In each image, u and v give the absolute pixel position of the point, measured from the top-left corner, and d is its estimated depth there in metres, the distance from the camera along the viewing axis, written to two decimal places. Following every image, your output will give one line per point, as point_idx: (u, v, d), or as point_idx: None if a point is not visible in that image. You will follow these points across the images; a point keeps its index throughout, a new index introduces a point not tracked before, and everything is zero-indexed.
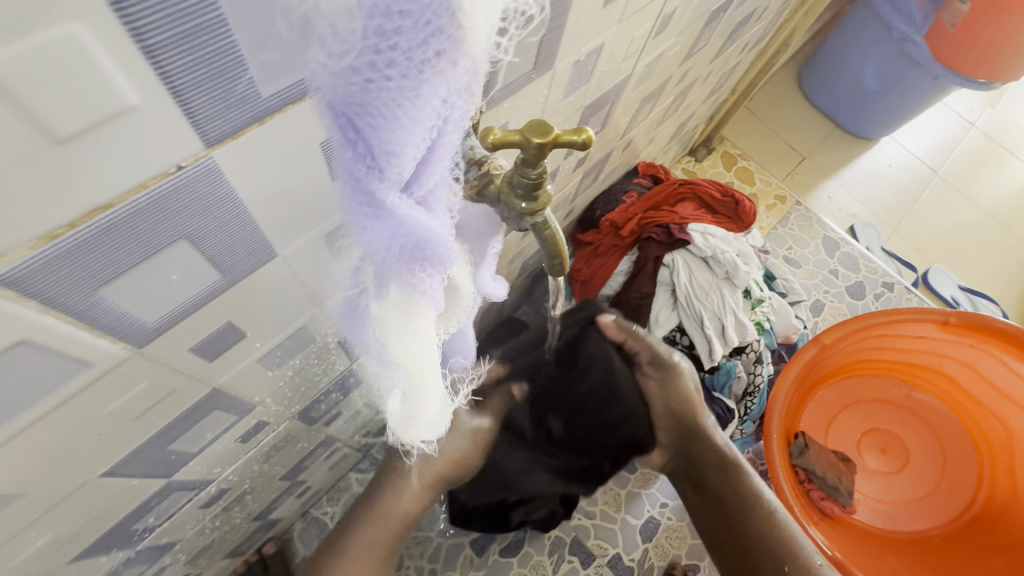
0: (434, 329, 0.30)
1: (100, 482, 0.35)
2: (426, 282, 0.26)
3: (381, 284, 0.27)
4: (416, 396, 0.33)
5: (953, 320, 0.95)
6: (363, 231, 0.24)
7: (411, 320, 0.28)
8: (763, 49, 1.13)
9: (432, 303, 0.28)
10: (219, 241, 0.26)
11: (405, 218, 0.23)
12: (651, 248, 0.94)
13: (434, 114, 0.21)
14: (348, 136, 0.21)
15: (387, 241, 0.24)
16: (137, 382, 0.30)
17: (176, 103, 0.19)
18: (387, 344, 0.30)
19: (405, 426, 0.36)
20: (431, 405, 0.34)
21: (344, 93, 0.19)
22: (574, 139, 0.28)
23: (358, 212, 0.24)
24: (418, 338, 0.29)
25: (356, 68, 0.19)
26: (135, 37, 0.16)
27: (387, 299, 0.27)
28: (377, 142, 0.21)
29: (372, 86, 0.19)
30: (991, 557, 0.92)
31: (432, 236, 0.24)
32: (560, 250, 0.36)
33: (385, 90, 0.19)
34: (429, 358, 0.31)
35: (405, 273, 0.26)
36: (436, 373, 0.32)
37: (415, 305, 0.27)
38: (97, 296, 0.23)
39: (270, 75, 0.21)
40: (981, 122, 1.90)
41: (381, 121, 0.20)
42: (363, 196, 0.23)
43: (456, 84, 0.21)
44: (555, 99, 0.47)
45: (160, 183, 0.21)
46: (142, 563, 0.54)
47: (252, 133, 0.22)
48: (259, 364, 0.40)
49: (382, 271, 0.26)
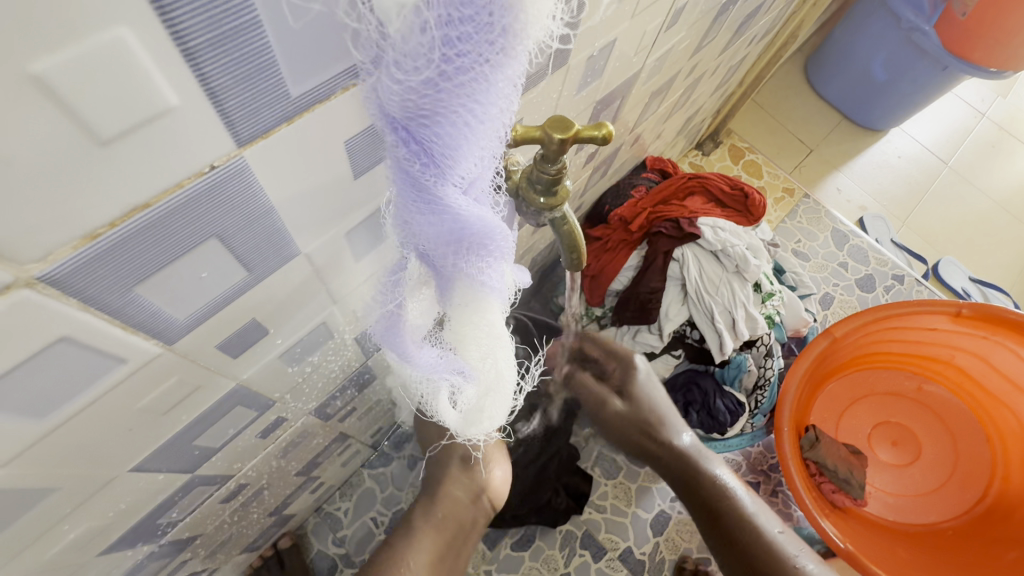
0: (503, 320, 0.30)
1: (129, 477, 0.36)
2: (490, 276, 0.27)
3: (447, 284, 0.28)
4: (489, 389, 0.34)
5: (965, 312, 0.94)
6: (425, 236, 0.25)
7: (479, 316, 0.29)
8: (772, 41, 1.12)
9: (500, 297, 0.28)
10: (247, 238, 0.26)
11: (469, 219, 0.24)
12: (661, 242, 0.94)
13: (495, 116, 0.22)
14: (414, 147, 0.21)
15: (450, 245, 0.25)
16: (166, 378, 0.30)
17: (211, 104, 0.19)
18: (460, 342, 0.31)
19: (474, 422, 0.37)
20: (505, 396, 0.35)
21: (413, 107, 0.20)
22: (594, 133, 0.28)
23: (422, 219, 0.24)
24: (491, 330, 0.30)
25: (431, 79, 0.19)
26: (175, 39, 0.17)
27: (455, 297, 0.28)
28: (441, 148, 0.21)
29: (440, 94, 0.20)
30: (1004, 551, 0.91)
31: (494, 236, 0.25)
32: (578, 244, 0.36)
33: (454, 96, 0.20)
34: (503, 351, 0.32)
35: (468, 273, 0.26)
36: (510, 365, 0.33)
37: (482, 299, 0.28)
38: (133, 294, 0.23)
39: (301, 73, 0.21)
40: (991, 112, 1.88)
41: (447, 128, 0.21)
42: (426, 203, 0.23)
43: (518, 83, 0.22)
44: (568, 95, 0.47)
45: (196, 183, 0.21)
46: (163, 558, 0.55)
47: (281, 132, 0.23)
48: (280, 360, 0.41)
49: (446, 273, 0.27)
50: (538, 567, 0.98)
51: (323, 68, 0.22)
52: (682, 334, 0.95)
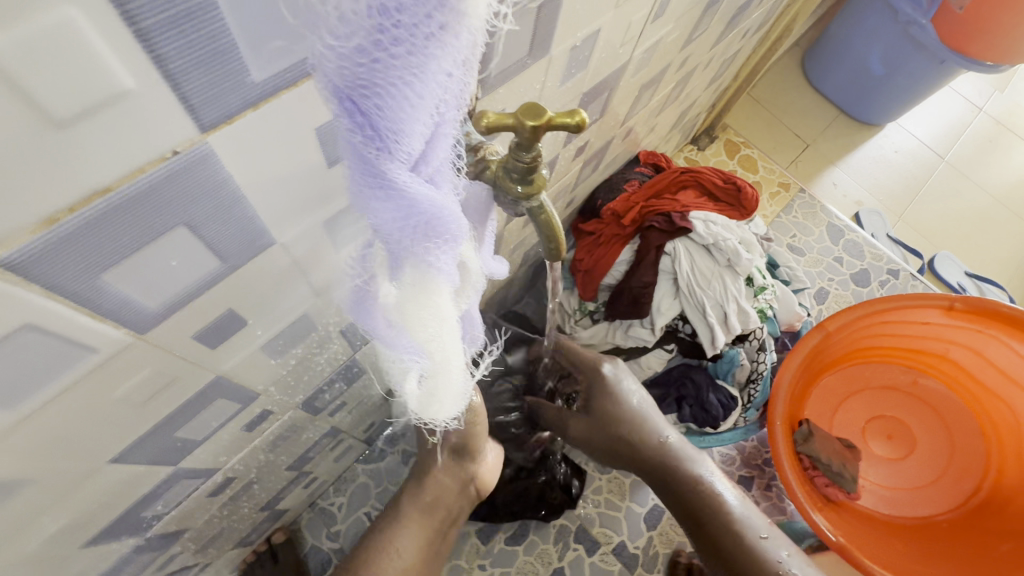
0: (450, 302, 0.30)
1: (109, 469, 0.36)
2: (440, 257, 0.26)
3: (396, 264, 0.27)
4: (438, 373, 0.34)
5: (959, 306, 0.94)
6: (373, 213, 0.24)
7: (429, 298, 0.28)
8: (766, 35, 1.12)
9: (447, 278, 0.28)
10: (218, 227, 0.26)
11: (418, 197, 0.23)
12: (653, 236, 0.93)
13: (437, 89, 0.21)
14: (357, 121, 0.20)
15: (398, 223, 0.24)
16: (141, 368, 0.30)
17: (170, 88, 0.19)
18: (406, 323, 0.30)
19: (428, 406, 0.37)
20: (453, 380, 0.35)
21: (351, 76, 0.19)
22: (566, 121, 0.28)
23: (369, 196, 0.23)
24: (437, 313, 0.29)
25: (364, 49, 0.19)
26: (129, 22, 0.17)
27: (403, 278, 0.28)
28: (386, 122, 0.21)
29: (379, 66, 0.19)
30: (998, 543, 0.92)
31: (443, 215, 0.24)
32: (556, 234, 0.36)
33: (393, 67, 0.19)
34: (450, 335, 0.31)
35: (418, 253, 0.26)
36: (456, 347, 0.33)
37: (431, 281, 0.27)
38: (99, 282, 0.23)
39: (265, 58, 0.21)
40: (988, 107, 1.87)
41: (388, 101, 0.20)
42: (373, 179, 0.22)
43: (459, 56, 0.21)
44: (552, 86, 0.47)
45: (157, 169, 0.21)
46: (152, 551, 0.56)
47: (246, 118, 0.23)
48: (262, 352, 0.41)
49: (396, 253, 0.26)
50: (532, 561, 0.98)
51: (287, 53, 0.22)
52: (675, 328, 0.95)
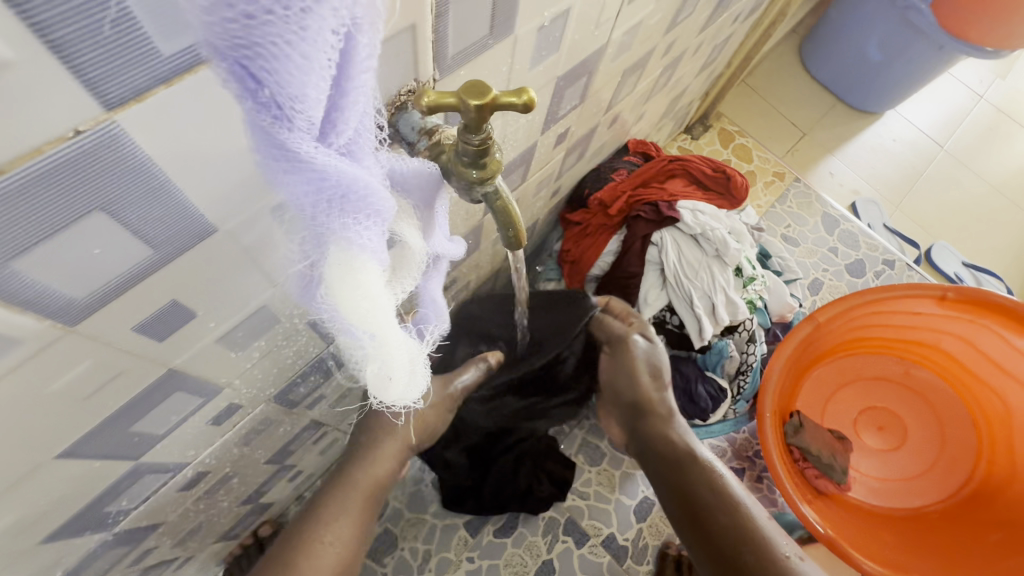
0: (382, 284, 0.28)
1: (56, 464, 0.35)
2: (364, 234, 0.26)
3: (320, 242, 0.26)
4: (380, 356, 0.31)
5: (951, 295, 0.92)
6: (284, 186, 0.23)
7: (355, 278, 0.27)
8: (759, 19, 1.09)
9: (376, 258, 0.27)
10: (143, 212, 0.25)
11: (325, 168, 0.22)
12: (639, 226, 0.93)
13: (332, 50, 0.19)
14: (244, 86, 0.18)
15: (310, 196, 0.23)
16: (78, 361, 0.29)
17: (61, 62, 0.18)
18: (334, 305, 0.28)
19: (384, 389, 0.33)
20: (402, 364, 0.32)
21: (225, 35, 0.17)
22: (514, 100, 0.27)
23: (276, 169, 0.22)
24: (365, 295, 0.27)
25: (230, 2, 0.16)
26: None
27: (328, 257, 0.26)
28: (277, 89, 0.19)
29: (255, 22, 0.17)
30: (987, 534, 0.91)
31: (356, 187, 0.23)
32: (513, 220, 0.34)
33: (269, 24, 0.17)
34: (387, 318, 0.29)
35: (336, 228, 0.25)
36: (399, 331, 0.30)
37: (353, 259, 0.26)
38: (9, 270, 0.22)
39: (169, 27, 0.20)
40: (989, 95, 1.84)
41: (275, 65, 0.18)
42: (275, 151, 0.21)
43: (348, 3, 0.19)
44: (521, 69, 0.45)
45: (59, 149, 0.20)
46: (123, 546, 0.55)
47: (159, 95, 0.21)
48: (219, 344, 0.39)
49: (316, 230, 0.25)
50: (521, 553, 0.98)
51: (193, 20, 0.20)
52: (662, 320, 0.93)
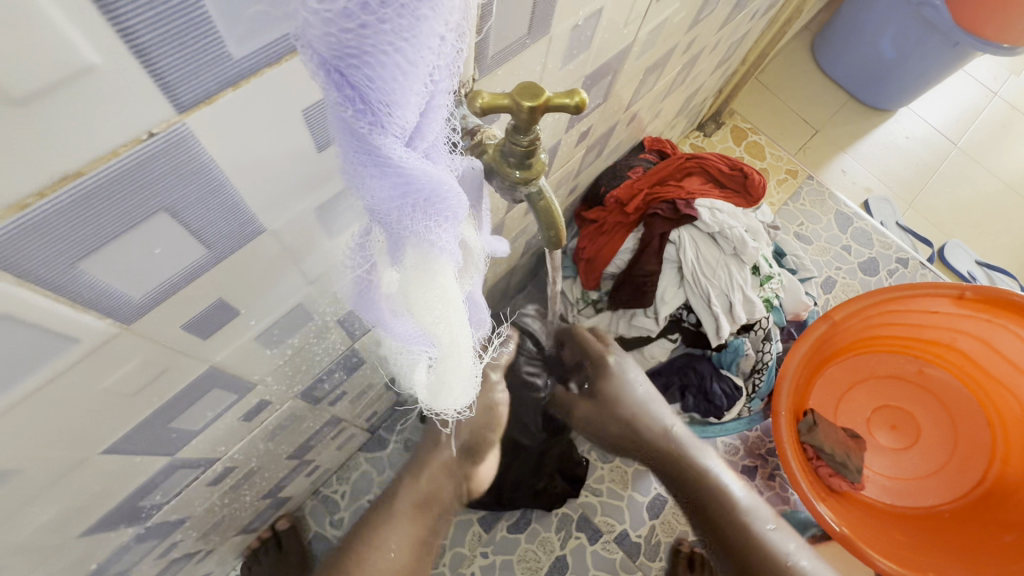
0: (456, 285, 0.29)
1: (100, 460, 0.36)
2: (441, 236, 0.26)
3: (396, 250, 0.27)
4: (446, 358, 0.33)
5: (968, 295, 0.92)
6: (367, 191, 0.23)
7: (433, 279, 0.27)
8: (776, 16, 1.08)
9: (450, 257, 0.27)
10: (201, 214, 0.25)
11: (412, 171, 0.22)
12: (657, 225, 0.92)
13: (429, 57, 0.20)
14: (346, 94, 0.19)
15: (395, 200, 0.23)
16: (129, 359, 0.29)
17: (142, 66, 0.18)
18: (411, 308, 0.29)
19: (439, 395, 0.36)
20: (463, 365, 0.34)
21: (337, 44, 0.18)
22: (565, 101, 0.27)
23: (362, 173, 0.22)
24: (443, 296, 0.28)
25: (349, 12, 0.17)
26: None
27: (404, 261, 0.27)
28: (377, 94, 0.20)
29: (367, 31, 0.18)
30: (1001, 534, 0.91)
31: (441, 190, 0.24)
32: (555, 220, 0.35)
33: (382, 32, 0.18)
34: (459, 317, 0.30)
35: (418, 231, 0.25)
36: (465, 332, 0.31)
37: (433, 262, 0.26)
38: (76, 270, 0.22)
39: (244, 30, 0.20)
40: (1003, 91, 1.82)
41: (378, 71, 0.19)
42: (366, 156, 0.22)
43: (450, 18, 0.20)
44: (553, 67, 0.45)
45: (131, 152, 0.20)
46: (153, 539, 0.56)
47: (227, 98, 0.21)
48: (257, 342, 0.40)
49: (395, 233, 0.25)
50: (534, 549, 0.98)
51: (264, 27, 0.20)
52: (678, 317, 0.94)
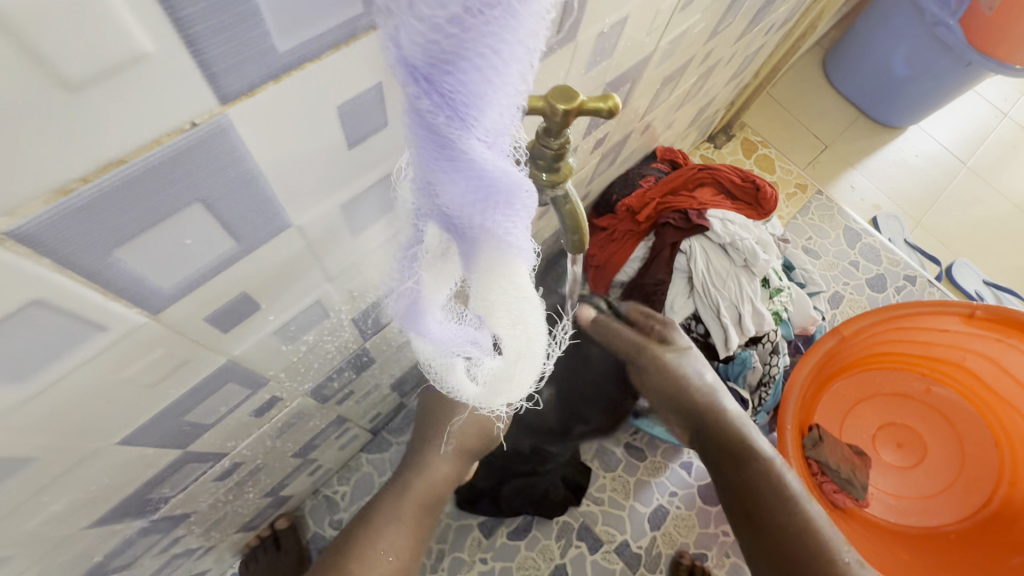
0: (532, 284, 0.29)
1: (113, 451, 0.35)
2: (520, 240, 0.26)
3: (468, 250, 0.27)
4: (520, 354, 0.32)
5: (979, 313, 0.91)
6: (451, 198, 0.23)
7: (508, 281, 0.27)
8: (790, 31, 1.09)
9: (527, 259, 0.27)
10: (232, 206, 0.25)
11: (496, 173, 0.22)
12: (668, 234, 0.93)
13: (519, 61, 0.20)
14: (437, 99, 0.20)
15: (478, 204, 0.23)
16: (153, 349, 0.29)
17: (191, 54, 0.18)
18: (485, 309, 0.29)
19: (496, 393, 0.36)
20: (535, 362, 0.33)
21: (437, 50, 0.18)
22: (600, 106, 0.27)
23: (444, 178, 0.23)
24: (519, 289, 0.28)
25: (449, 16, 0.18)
26: None
27: (478, 262, 0.27)
28: (468, 98, 0.20)
29: (466, 35, 0.18)
30: (1008, 557, 0.89)
31: (523, 193, 0.24)
32: (580, 225, 0.35)
33: (479, 38, 0.18)
34: (534, 316, 0.30)
35: (496, 234, 0.25)
36: (542, 330, 0.31)
37: (508, 264, 0.26)
38: (111, 258, 0.22)
39: (290, 25, 0.20)
40: (1012, 112, 1.82)
41: (471, 75, 0.19)
42: (450, 160, 0.22)
43: (542, 22, 0.20)
44: (577, 73, 0.45)
45: (173, 141, 0.20)
46: (157, 533, 0.56)
47: (267, 91, 0.22)
48: (273, 337, 0.40)
49: (470, 234, 0.26)
50: (534, 557, 0.98)
51: (315, 19, 0.21)
52: (686, 328, 0.94)
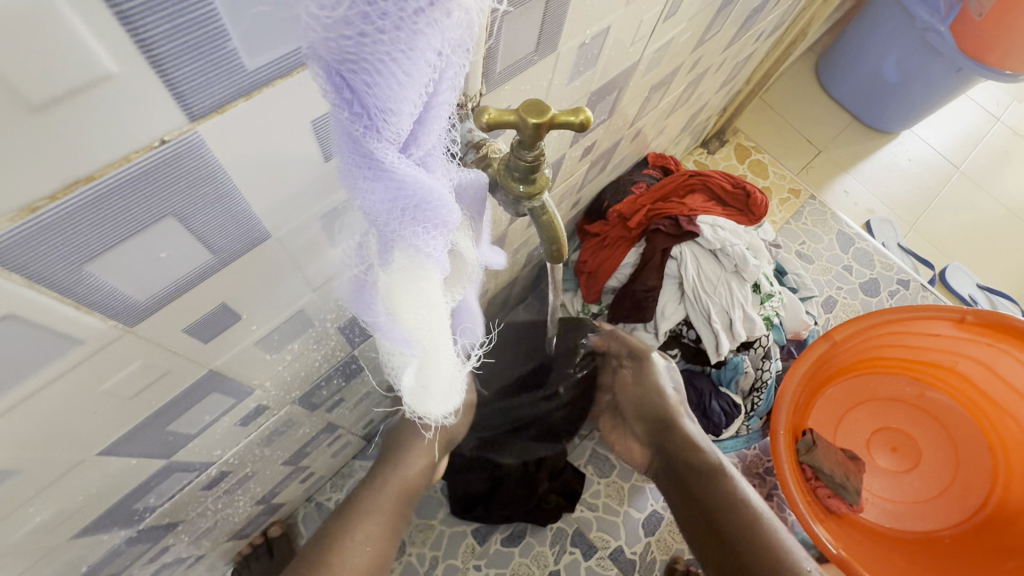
0: (442, 291, 0.29)
1: (96, 461, 0.35)
2: (430, 243, 0.26)
3: (385, 249, 0.27)
4: (429, 364, 0.32)
5: (970, 318, 0.92)
6: (363, 196, 0.23)
7: (419, 285, 0.28)
8: (780, 38, 1.10)
9: (438, 265, 0.28)
10: (208, 220, 0.26)
11: (404, 177, 0.23)
12: (659, 240, 0.92)
13: (428, 68, 0.20)
14: (344, 97, 0.20)
15: (386, 204, 0.24)
16: (131, 361, 0.30)
17: (157, 74, 0.18)
18: (394, 308, 0.29)
19: (422, 400, 0.35)
20: (444, 374, 0.34)
21: (338, 49, 0.18)
22: (570, 119, 0.27)
23: (357, 178, 0.23)
24: (426, 300, 0.28)
25: (349, 21, 0.18)
26: (119, 17, 0.16)
27: (392, 263, 0.27)
28: (375, 101, 0.20)
29: (366, 40, 0.18)
30: (1003, 562, 0.90)
31: (432, 198, 0.24)
32: (558, 236, 0.35)
33: (380, 43, 0.18)
34: (440, 321, 0.30)
35: (407, 236, 0.25)
36: (448, 339, 0.32)
37: (422, 269, 0.27)
38: (83, 272, 0.23)
39: (256, 44, 0.20)
40: (1005, 116, 1.84)
41: (377, 78, 0.19)
42: (362, 161, 0.22)
43: (453, 30, 0.20)
44: (559, 85, 0.46)
45: (143, 158, 0.20)
46: (145, 543, 0.56)
47: (238, 107, 0.22)
48: (257, 347, 0.40)
49: (385, 234, 0.26)
50: (528, 563, 0.97)
51: (283, 39, 0.21)
52: (678, 333, 0.93)
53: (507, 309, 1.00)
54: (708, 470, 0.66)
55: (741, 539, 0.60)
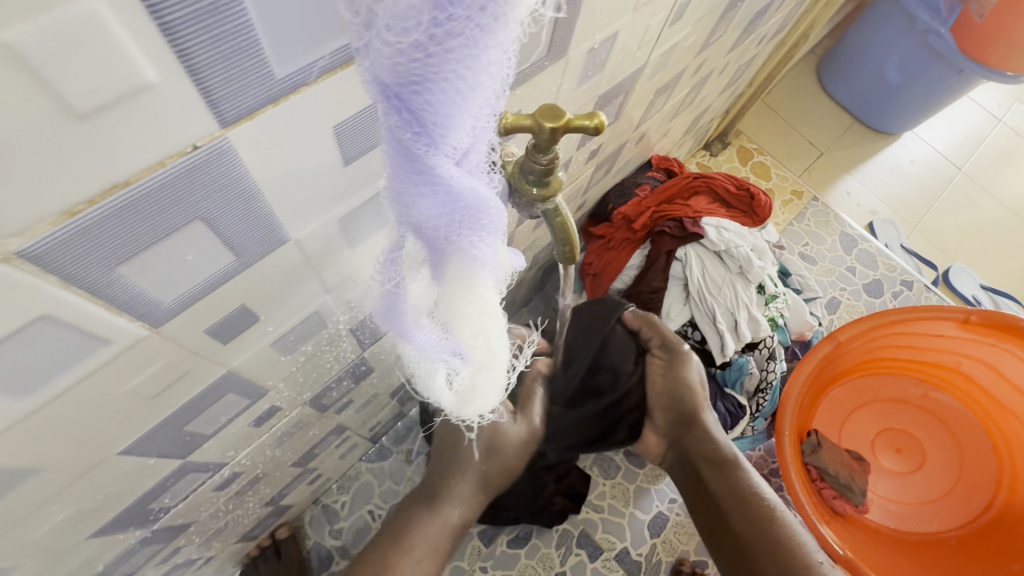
0: (495, 297, 0.30)
1: (116, 461, 0.36)
2: (481, 249, 0.27)
3: (438, 261, 0.28)
4: (482, 366, 0.34)
5: (974, 318, 0.92)
6: (417, 209, 0.24)
7: (474, 292, 0.28)
8: (783, 41, 1.10)
9: (490, 271, 0.28)
10: (233, 223, 0.26)
11: (461, 189, 0.23)
12: (664, 241, 0.93)
13: (486, 85, 0.21)
14: (405, 116, 0.21)
15: (443, 217, 0.24)
16: (154, 361, 0.30)
17: (193, 82, 0.19)
18: (451, 319, 0.31)
19: (468, 404, 0.37)
20: (497, 374, 0.35)
21: (404, 72, 0.19)
22: (585, 124, 0.28)
23: (413, 192, 0.23)
24: (482, 304, 0.29)
25: (419, 44, 0.18)
26: (160, 24, 0.17)
27: (446, 274, 0.28)
28: (434, 117, 0.21)
29: (432, 60, 0.19)
30: (1008, 563, 0.89)
31: (487, 209, 0.24)
32: (571, 237, 0.36)
33: (445, 61, 0.19)
34: (494, 326, 0.32)
35: (463, 246, 0.26)
36: (502, 342, 0.33)
37: (473, 274, 0.28)
38: (115, 274, 0.23)
39: (285, 52, 0.21)
40: (1007, 118, 1.84)
41: (438, 95, 0.20)
42: (418, 175, 0.23)
43: (507, 47, 0.21)
44: (568, 88, 0.46)
45: (176, 163, 0.21)
46: (157, 543, 0.56)
47: (266, 114, 0.23)
48: (273, 348, 0.41)
49: (440, 246, 0.26)
50: (534, 565, 0.98)
51: (310, 46, 0.22)
52: (683, 335, 0.93)
53: (512, 311, 1.00)
54: (721, 463, 0.63)
55: (751, 531, 0.59)
